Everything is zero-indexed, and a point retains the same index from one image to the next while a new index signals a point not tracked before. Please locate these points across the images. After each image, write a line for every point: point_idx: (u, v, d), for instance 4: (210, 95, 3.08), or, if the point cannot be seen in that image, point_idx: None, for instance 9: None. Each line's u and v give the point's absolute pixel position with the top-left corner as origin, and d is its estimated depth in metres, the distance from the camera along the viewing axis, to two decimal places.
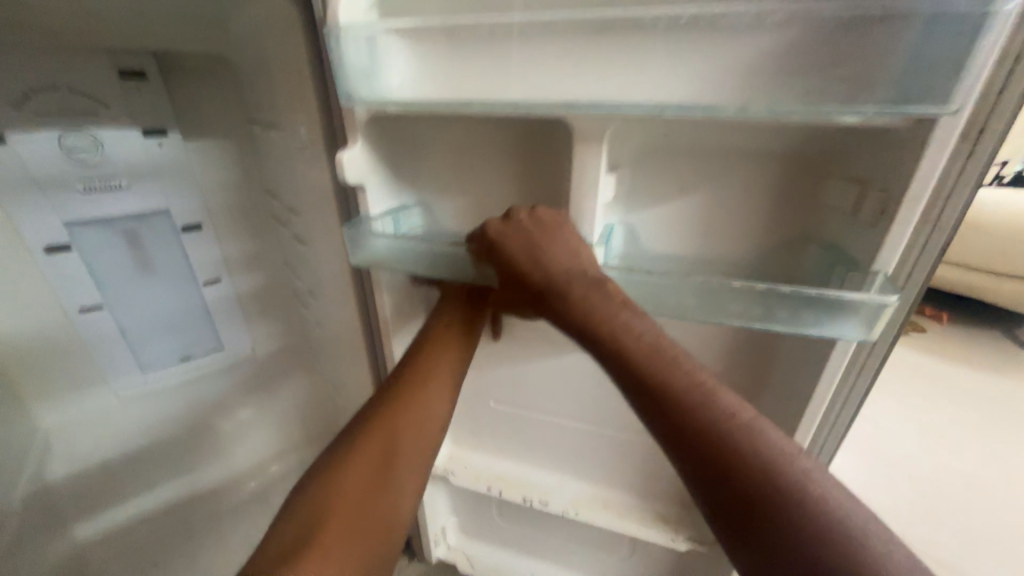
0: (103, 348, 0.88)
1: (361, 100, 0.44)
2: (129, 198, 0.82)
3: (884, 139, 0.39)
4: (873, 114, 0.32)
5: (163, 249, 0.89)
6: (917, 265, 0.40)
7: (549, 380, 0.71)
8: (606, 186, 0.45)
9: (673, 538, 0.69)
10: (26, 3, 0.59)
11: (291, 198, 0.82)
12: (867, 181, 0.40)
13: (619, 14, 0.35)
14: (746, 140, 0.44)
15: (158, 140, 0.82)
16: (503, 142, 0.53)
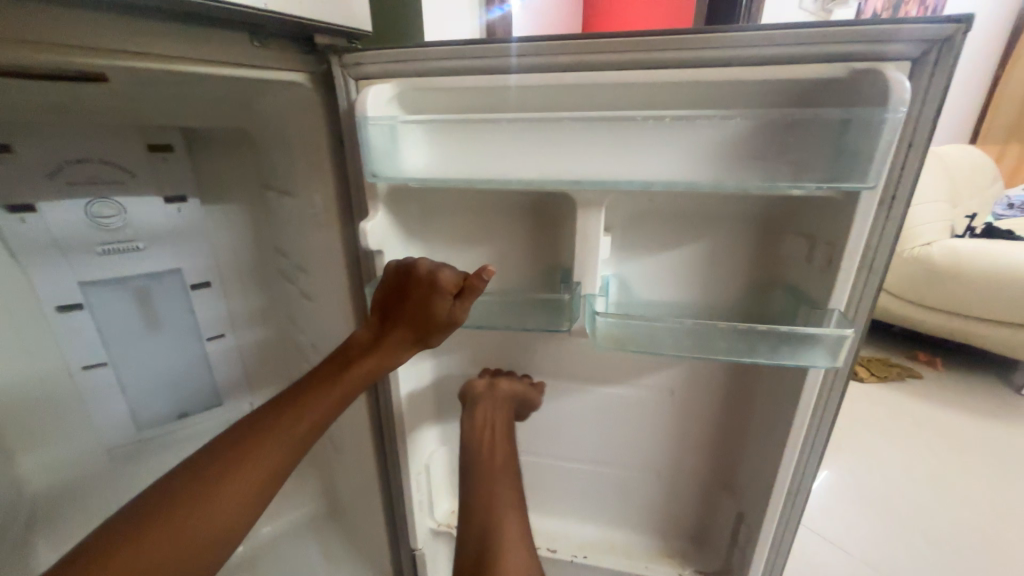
0: (101, 407, 0.88)
1: (383, 176, 0.51)
2: (145, 259, 0.86)
3: (821, 204, 0.48)
4: (814, 188, 0.41)
5: (171, 307, 0.92)
6: (863, 300, 0.47)
7: (551, 424, 0.74)
8: (602, 246, 0.53)
9: (679, 572, 0.70)
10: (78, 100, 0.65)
11: (296, 254, 0.86)
12: (814, 237, 0.49)
13: (608, 113, 0.43)
14: (715, 206, 0.53)
15: (177, 205, 0.87)
16: (513, 211, 0.61)
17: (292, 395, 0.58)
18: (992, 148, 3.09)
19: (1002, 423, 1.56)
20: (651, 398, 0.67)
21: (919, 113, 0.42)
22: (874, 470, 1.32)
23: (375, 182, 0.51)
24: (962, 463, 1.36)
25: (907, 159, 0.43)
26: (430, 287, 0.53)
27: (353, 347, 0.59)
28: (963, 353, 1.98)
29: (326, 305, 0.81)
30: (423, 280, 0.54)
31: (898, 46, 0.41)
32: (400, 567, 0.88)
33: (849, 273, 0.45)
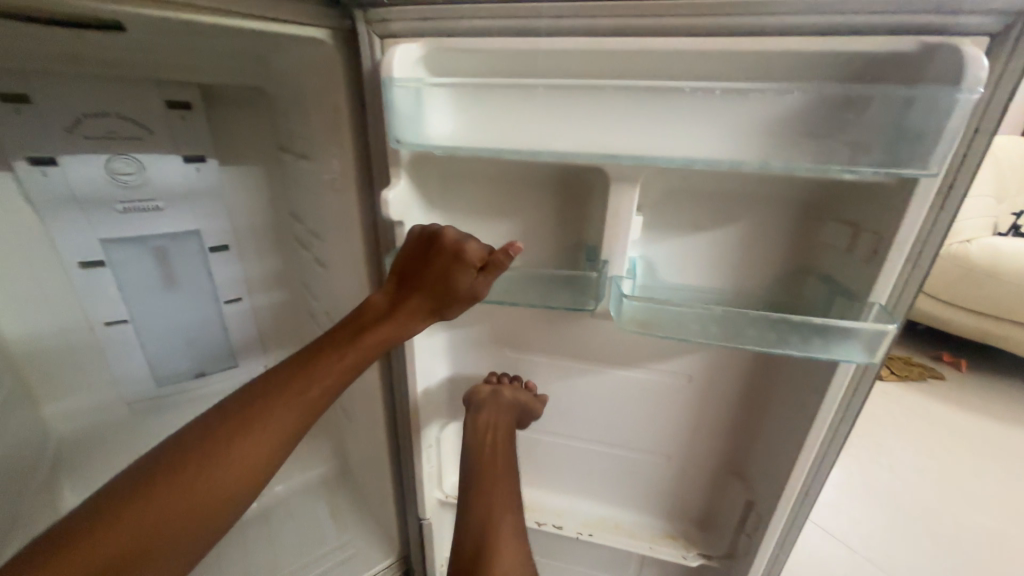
0: (122, 362, 0.90)
1: (407, 144, 0.49)
2: (164, 219, 0.86)
3: (871, 192, 0.45)
4: (868, 174, 0.38)
5: (189, 268, 0.92)
6: (905, 297, 0.45)
7: (564, 404, 0.74)
8: (633, 226, 0.50)
9: (683, 555, 0.71)
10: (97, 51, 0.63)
11: (314, 221, 0.85)
12: (860, 226, 0.46)
13: (650, 83, 0.40)
14: (754, 189, 0.51)
15: (196, 165, 0.86)
16: (539, 185, 0.59)
17: (302, 359, 0.58)
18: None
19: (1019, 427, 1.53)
20: (669, 384, 0.66)
21: (993, 94, 0.38)
22: (882, 466, 1.31)
23: (399, 149, 0.49)
24: (975, 466, 1.34)
25: (973, 147, 0.40)
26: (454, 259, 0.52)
27: (369, 313, 0.58)
28: (989, 356, 1.92)
29: (343, 273, 0.80)
30: (447, 252, 0.52)
31: (979, 20, 0.37)
32: (407, 531, 0.91)
33: (892, 268, 0.43)
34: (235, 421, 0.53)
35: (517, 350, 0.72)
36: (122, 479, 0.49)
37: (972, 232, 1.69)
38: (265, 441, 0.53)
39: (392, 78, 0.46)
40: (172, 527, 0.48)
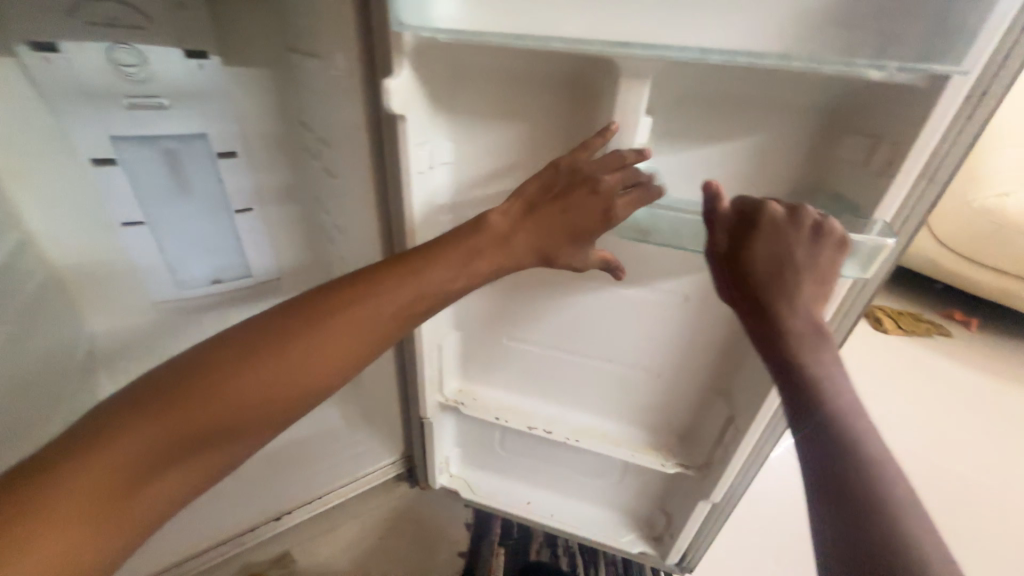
0: (144, 264, 0.92)
1: (410, 25, 0.46)
2: (173, 117, 0.81)
3: (897, 100, 0.46)
4: (896, 68, 0.38)
5: (202, 175, 0.89)
6: (913, 210, 0.49)
7: (560, 315, 0.74)
8: (640, 128, 0.52)
9: (662, 463, 0.79)
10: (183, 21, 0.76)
11: (328, 129, 0.79)
12: (884, 138, 0.47)
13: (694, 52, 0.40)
14: (791, 95, 0.50)
15: (198, 62, 0.80)
16: (545, 84, 0.57)
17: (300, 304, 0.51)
18: None
19: (1012, 382, 1.59)
20: (661, 301, 0.68)
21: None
22: (874, 418, 1.37)
23: (400, 31, 0.46)
24: (954, 411, 1.43)
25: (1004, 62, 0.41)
26: (602, 206, 0.52)
27: (480, 240, 0.54)
28: (978, 309, 1.93)
29: (360, 184, 0.76)
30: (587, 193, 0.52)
31: None
32: (411, 431, 1.00)
33: (903, 179, 0.47)
34: (442, 247, 0.54)
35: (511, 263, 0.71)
36: (279, 315, 0.50)
37: (1008, 182, 1.62)
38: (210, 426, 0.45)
39: (408, 18, 0.45)
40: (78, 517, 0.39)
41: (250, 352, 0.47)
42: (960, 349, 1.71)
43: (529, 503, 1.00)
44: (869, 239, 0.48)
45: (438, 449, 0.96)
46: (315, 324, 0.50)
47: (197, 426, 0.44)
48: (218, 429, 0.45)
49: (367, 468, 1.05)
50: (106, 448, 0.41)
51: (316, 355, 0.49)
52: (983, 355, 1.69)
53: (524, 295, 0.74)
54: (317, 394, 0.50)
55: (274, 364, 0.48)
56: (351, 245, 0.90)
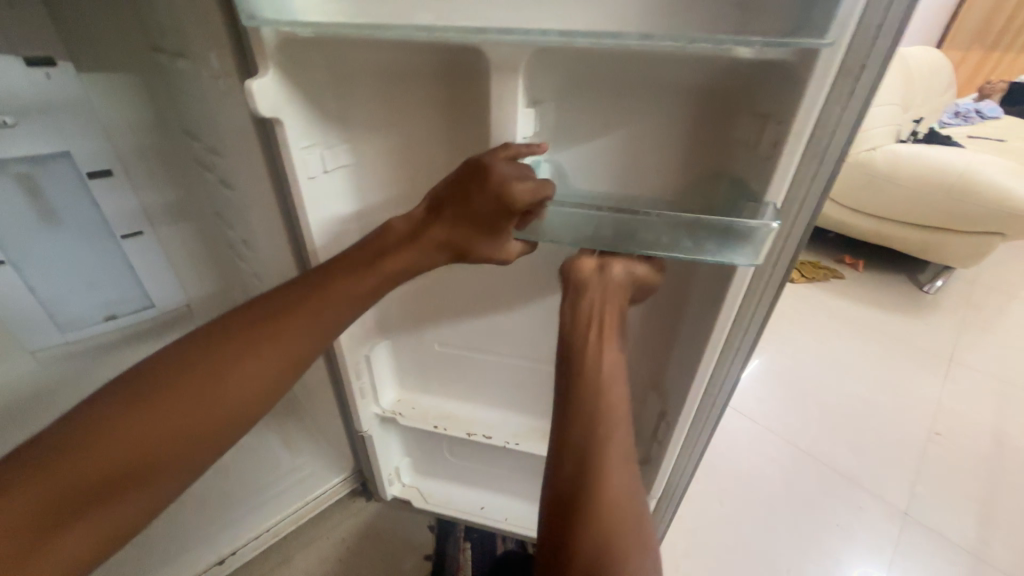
0: (14, 312, 0.77)
1: (263, 18, 0.43)
2: (22, 138, 0.70)
3: (781, 79, 0.42)
4: (760, 43, 0.34)
5: (73, 201, 0.78)
6: (804, 205, 0.47)
7: (485, 322, 0.77)
8: (523, 122, 0.50)
9: None
10: (14, 24, 0.65)
11: (216, 138, 0.72)
12: (769, 118, 0.44)
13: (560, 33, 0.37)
14: (680, 80, 0.47)
15: (46, 71, 0.69)
16: (422, 76, 0.57)
17: (275, 300, 0.56)
18: (984, 8, 3.29)
19: (900, 314, 1.82)
20: None
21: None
22: (792, 361, 1.53)
23: (255, 24, 0.43)
24: (858, 347, 1.62)
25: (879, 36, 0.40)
26: (498, 201, 0.49)
27: (393, 240, 0.57)
28: (869, 254, 2.19)
29: (262, 195, 0.71)
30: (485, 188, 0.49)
31: None
32: (357, 451, 0.99)
33: (789, 162, 0.43)
34: (363, 248, 0.57)
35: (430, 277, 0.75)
36: (220, 327, 0.54)
37: (880, 140, 1.85)
38: (210, 403, 0.51)
39: (257, 9, 0.42)
40: (111, 475, 0.45)
41: (198, 363, 0.51)
42: (856, 291, 1.93)
43: (482, 507, 0.99)
44: (737, 220, 0.45)
45: (384, 464, 0.97)
46: (258, 334, 0.53)
47: (156, 436, 0.48)
48: (181, 430, 0.49)
49: (316, 491, 1.01)
50: (74, 464, 0.44)
51: (259, 363, 0.53)
52: (875, 294, 1.92)
53: (450, 304, 0.77)
54: (269, 397, 0.55)
55: (220, 375, 0.51)
56: (264, 260, 0.83)
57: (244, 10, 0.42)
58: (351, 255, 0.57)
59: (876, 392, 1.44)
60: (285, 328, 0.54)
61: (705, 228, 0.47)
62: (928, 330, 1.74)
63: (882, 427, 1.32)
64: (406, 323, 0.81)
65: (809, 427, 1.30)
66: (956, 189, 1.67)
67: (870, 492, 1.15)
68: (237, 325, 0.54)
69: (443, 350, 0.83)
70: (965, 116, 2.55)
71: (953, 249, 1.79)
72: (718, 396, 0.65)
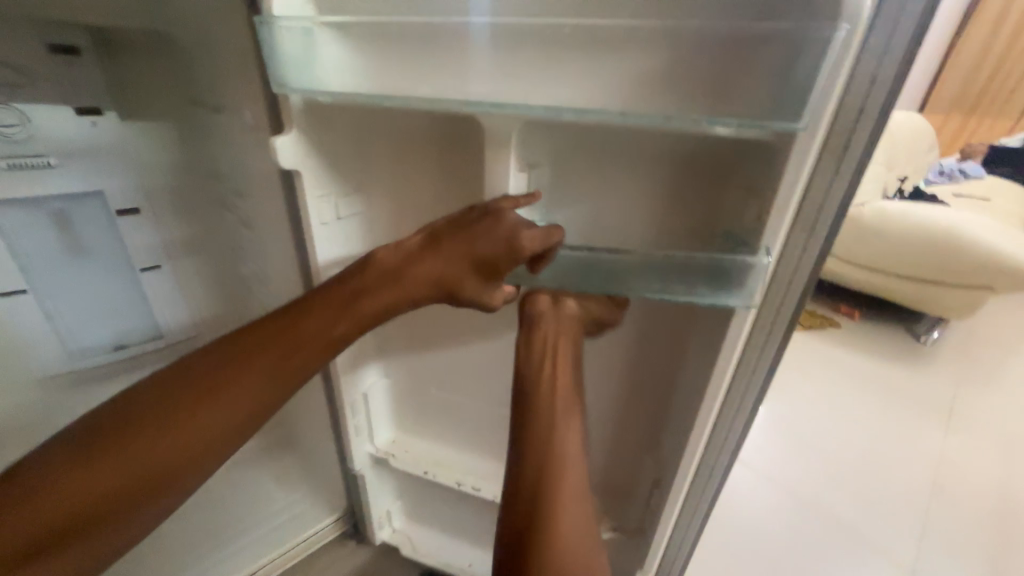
0: (28, 336, 0.80)
1: (294, 87, 0.48)
2: (61, 178, 0.75)
3: (762, 154, 0.46)
4: (735, 125, 0.38)
5: (97, 235, 0.82)
6: (796, 273, 0.49)
7: (480, 368, 0.79)
8: (515, 182, 0.54)
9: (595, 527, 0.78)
10: (69, 79, 0.72)
11: (241, 181, 0.78)
12: (755, 192, 0.47)
13: (560, 110, 0.42)
14: (662, 149, 0.52)
15: (92, 119, 0.76)
16: (431, 138, 0.65)
17: (255, 332, 0.54)
18: (959, 78, 3.53)
19: (897, 364, 1.82)
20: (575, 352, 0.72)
21: (870, 86, 0.39)
22: (790, 409, 1.53)
23: (286, 92, 0.49)
24: (856, 397, 1.62)
25: None
26: (506, 246, 0.51)
27: (376, 273, 0.56)
28: (865, 304, 2.23)
29: (279, 236, 0.75)
30: (494, 231, 0.52)
31: (894, 29, 0.37)
32: (350, 490, 0.98)
33: (775, 233, 0.45)
34: (342, 285, 0.56)
35: (428, 323, 0.79)
36: (169, 378, 0.51)
37: (867, 196, 1.94)
38: (170, 448, 0.48)
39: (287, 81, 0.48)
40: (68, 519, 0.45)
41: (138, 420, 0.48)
42: (852, 341, 1.95)
43: (471, 564, 0.95)
44: (727, 258, 0.49)
45: (374, 507, 0.95)
46: (207, 386, 0.51)
47: (90, 496, 0.45)
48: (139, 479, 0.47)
49: (307, 531, 0.99)
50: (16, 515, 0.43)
51: (200, 421, 0.50)
52: (871, 344, 1.94)
53: (448, 349, 0.80)
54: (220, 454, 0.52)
55: (161, 432, 0.48)
56: (274, 296, 0.86)
57: (275, 81, 0.48)
58: (337, 286, 0.56)
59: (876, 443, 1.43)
60: (252, 373, 0.52)
61: (697, 272, 0.52)
62: (927, 382, 1.74)
63: (883, 479, 1.30)
64: (407, 367, 0.85)
65: (809, 478, 1.28)
66: (944, 244, 1.73)
67: (874, 549, 1.12)
68: (213, 361, 0.52)
69: (440, 394, 0.85)
70: (949, 174, 2.67)
71: (947, 302, 1.83)
72: (720, 460, 0.63)
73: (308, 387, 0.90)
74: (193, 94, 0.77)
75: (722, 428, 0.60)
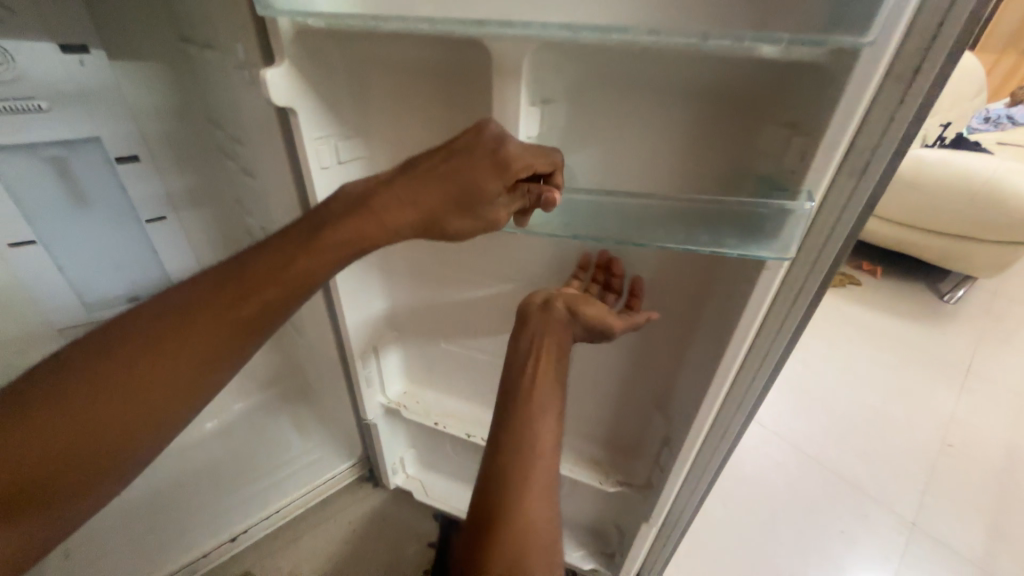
0: (42, 289, 0.80)
1: (278, 8, 0.43)
2: (53, 123, 0.72)
3: (814, 82, 0.40)
4: (787, 42, 0.33)
5: (99, 184, 0.80)
6: (839, 221, 0.44)
7: (488, 324, 0.78)
8: (526, 120, 0.50)
9: (601, 482, 0.80)
10: (48, 10, 0.67)
11: (238, 125, 0.74)
12: (798, 128, 0.42)
13: (577, 28, 0.37)
14: (693, 78, 0.46)
15: (78, 58, 0.71)
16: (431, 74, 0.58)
17: (232, 269, 0.49)
18: (1019, 10, 3.19)
19: (917, 323, 1.78)
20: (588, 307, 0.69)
21: None
22: (803, 366, 1.51)
23: (271, 15, 0.44)
24: (871, 355, 1.59)
25: None
26: (493, 160, 0.46)
27: (340, 205, 0.50)
28: (889, 262, 2.15)
29: (280, 183, 0.72)
30: (482, 147, 0.47)
31: None
32: (364, 437, 1.00)
33: (820, 175, 0.41)
34: (306, 220, 0.51)
35: (436, 276, 0.77)
36: (123, 325, 0.46)
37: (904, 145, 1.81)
38: (158, 385, 0.45)
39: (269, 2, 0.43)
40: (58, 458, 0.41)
41: (84, 375, 0.43)
42: (872, 298, 1.89)
43: None
44: (762, 204, 0.43)
45: (388, 454, 0.98)
46: (166, 334, 0.45)
47: (79, 435, 0.42)
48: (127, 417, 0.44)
49: (323, 476, 1.02)
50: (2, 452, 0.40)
51: (154, 371, 0.44)
52: (891, 302, 1.89)
53: (456, 304, 0.78)
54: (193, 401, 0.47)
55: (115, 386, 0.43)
56: None
57: (256, 4, 0.43)
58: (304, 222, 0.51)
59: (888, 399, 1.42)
60: (239, 305, 0.47)
61: (729, 228, 0.47)
62: (947, 340, 1.70)
63: (891, 435, 1.31)
64: (416, 322, 0.84)
65: (818, 433, 1.29)
66: (982, 196, 1.62)
67: (876, 500, 1.14)
68: (185, 300, 0.47)
69: (449, 348, 0.84)
70: (995, 121, 2.48)
71: (978, 258, 1.75)
72: (737, 419, 0.61)
73: (319, 339, 0.90)
74: (180, 27, 0.71)
75: (741, 386, 0.58)
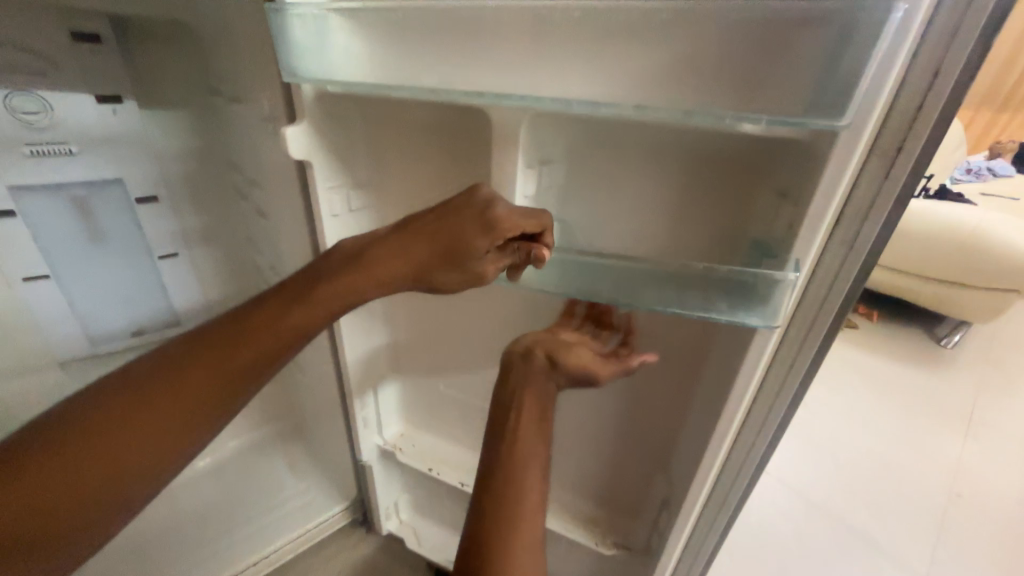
0: (50, 322, 0.82)
1: (303, 72, 0.49)
2: (81, 166, 0.76)
3: (800, 153, 0.44)
4: (768, 121, 0.36)
5: (117, 222, 0.83)
6: (830, 280, 0.46)
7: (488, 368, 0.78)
8: (523, 179, 0.53)
9: (597, 544, 0.78)
10: (90, 65, 0.73)
11: (257, 170, 0.78)
12: (786, 194, 0.46)
13: (572, 103, 0.41)
14: (682, 145, 0.51)
15: (112, 107, 0.76)
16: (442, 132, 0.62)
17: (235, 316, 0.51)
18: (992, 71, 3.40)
19: (915, 368, 1.78)
20: None
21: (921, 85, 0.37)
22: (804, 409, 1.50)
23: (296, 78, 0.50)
24: (871, 400, 1.59)
25: None
26: (482, 218, 0.49)
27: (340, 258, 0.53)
28: (884, 306, 2.17)
29: (294, 225, 0.75)
30: (470, 207, 0.50)
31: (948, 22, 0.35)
32: (360, 480, 0.98)
33: (809, 239, 0.43)
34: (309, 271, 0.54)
35: (438, 319, 0.79)
36: (132, 371, 0.48)
37: None
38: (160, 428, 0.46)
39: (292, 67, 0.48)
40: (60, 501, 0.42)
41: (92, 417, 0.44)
42: (869, 342, 1.91)
43: None
44: (750, 272, 0.46)
45: (382, 498, 0.96)
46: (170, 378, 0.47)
47: (79, 480, 0.42)
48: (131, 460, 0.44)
49: (314, 521, 0.99)
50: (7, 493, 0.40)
51: (164, 413, 0.46)
52: (889, 346, 1.90)
53: (457, 347, 0.80)
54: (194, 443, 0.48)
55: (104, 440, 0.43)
56: None
57: (283, 69, 0.49)
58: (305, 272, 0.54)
59: (891, 446, 1.40)
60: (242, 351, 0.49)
61: (716, 291, 0.49)
62: (947, 387, 1.69)
63: (896, 484, 1.28)
64: (417, 363, 0.85)
65: (821, 479, 1.27)
66: (969, 245, 1.67)
67: (885, 553, 1.11)
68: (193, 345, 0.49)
69: (447, 390, 0.85)
70: (977, 172, 2.59)
71: (970, 304, 1.78)
72: (739, 474, 0.60)
73: (320, 377, 0.91)
74: (210, 82, 0.77)
75: (742, 439, 0.57)
